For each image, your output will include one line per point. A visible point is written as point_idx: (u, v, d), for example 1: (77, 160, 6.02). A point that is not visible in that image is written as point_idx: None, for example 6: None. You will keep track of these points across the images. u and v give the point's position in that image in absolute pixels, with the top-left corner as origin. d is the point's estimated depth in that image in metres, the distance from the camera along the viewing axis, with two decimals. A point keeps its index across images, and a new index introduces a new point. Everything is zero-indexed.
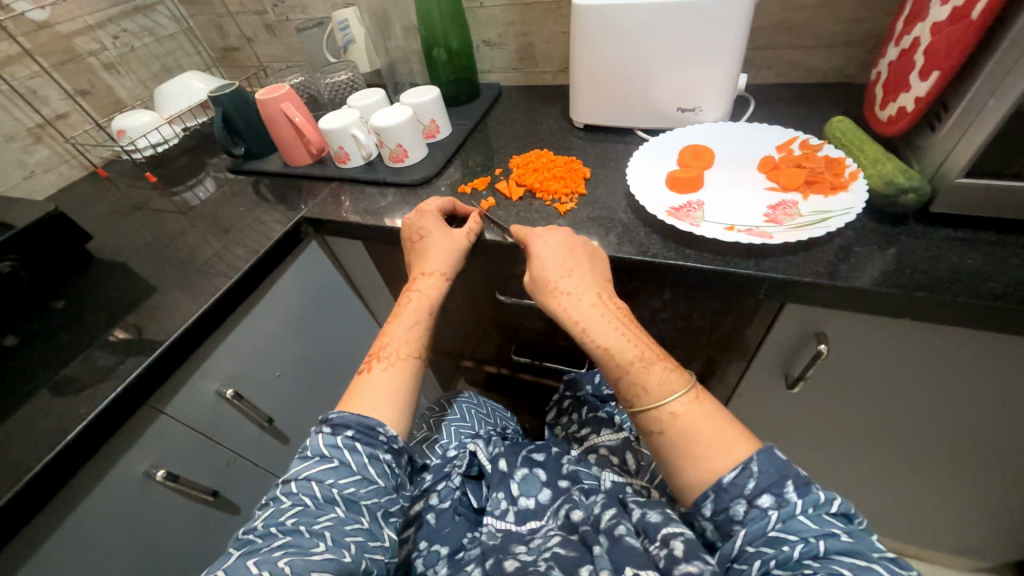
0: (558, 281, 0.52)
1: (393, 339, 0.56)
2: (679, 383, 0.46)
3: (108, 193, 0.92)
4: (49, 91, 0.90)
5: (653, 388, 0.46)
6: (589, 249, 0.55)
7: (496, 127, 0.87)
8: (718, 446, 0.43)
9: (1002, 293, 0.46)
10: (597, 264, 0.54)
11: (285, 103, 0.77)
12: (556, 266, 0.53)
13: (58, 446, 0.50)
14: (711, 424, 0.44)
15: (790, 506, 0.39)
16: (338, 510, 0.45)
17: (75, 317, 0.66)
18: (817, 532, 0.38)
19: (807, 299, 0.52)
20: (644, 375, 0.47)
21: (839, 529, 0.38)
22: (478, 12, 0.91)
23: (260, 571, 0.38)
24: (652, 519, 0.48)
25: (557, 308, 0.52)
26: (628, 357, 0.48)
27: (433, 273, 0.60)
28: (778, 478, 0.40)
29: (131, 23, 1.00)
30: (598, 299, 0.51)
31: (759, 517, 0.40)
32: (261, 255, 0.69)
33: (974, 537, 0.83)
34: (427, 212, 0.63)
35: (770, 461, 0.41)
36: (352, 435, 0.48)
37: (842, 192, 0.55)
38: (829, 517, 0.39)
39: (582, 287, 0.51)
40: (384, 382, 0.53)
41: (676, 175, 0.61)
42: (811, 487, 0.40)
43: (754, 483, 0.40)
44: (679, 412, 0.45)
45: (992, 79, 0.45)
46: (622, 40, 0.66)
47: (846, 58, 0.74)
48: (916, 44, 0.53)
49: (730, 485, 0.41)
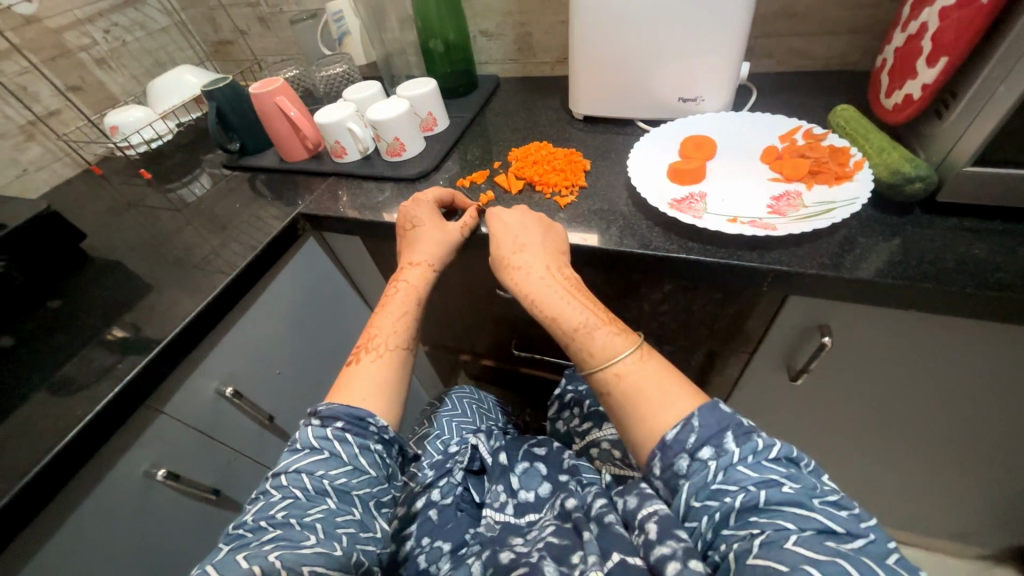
0: (511, 256, 0.55)
1: (381, 330, 0.55)
2: (625, 344, 0.47)
3: (102, 191, 0.91)
4: (40, 87, 0.89)
5: (598, 351, 0.47)
6: (544, 223, 0.57)
7: (494, 120, 0.85)
8: (660, 402, 0.43)
9: (1010, 283, 0.45)
10: (551, 237, 0.56)
11: (279, 97, 0.76)
12: (509, 243, 0.56)
13: (55, 447, 0.50)
14: (654, 381, 0.44)
15: (728, 456, 0.39)
16: (329, 501, 0.44)
17: (71, 316, 0.66)
18: (756, 481, 0.37)
19: (812, 291, 0.51)
20: (588, 339, 0.48)
21: (781, 476, 0.38)
22: (475, 2, 0.89)
23: (250, 566, 0.38)
24: (631, 505, 0.46)
25: (511, 283, 0.54)
26: (573, 323, 0.49)
27: (420, 263, 0.59)
28: (718, 430, 0.40)
29: (121, 17, 0.99)
30: (548, 270, 0.53)
31: (700, 470, 0.39)
32: (258, 252, 0.68)
33: (975, 525, 0.84)
34: (421, 202, 0.63)
35: (711, 414, 0.41)
36: (342, 426, 0.48)
37: (847, 182, 0.54)
38: (768, 464, 0.39)
39: (532, 260, 0.54)
40: (373, 374, 0.52)
41: (678, 167, 0.60)
42: (750, 435, 0.40)
43: (696, 437, 0.40)
44: (623, 372, 0.45)
45: (1002, 65, 0.44)
46: (622, 28, 0.65)
47: (850, 45, 0.73)
48: (923, 29, 0.52)
49: (673, 442, 0.41)
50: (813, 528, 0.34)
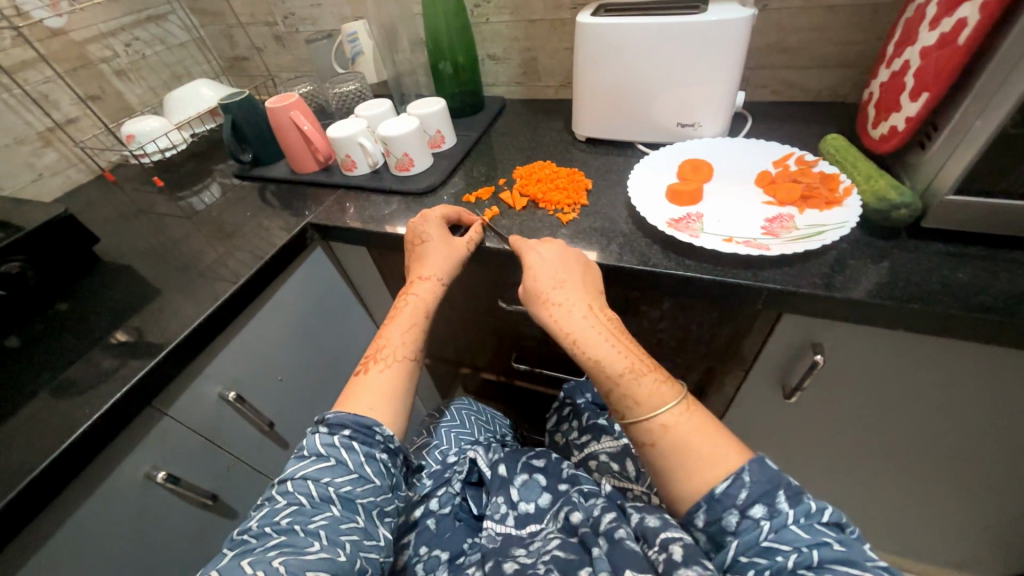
0: (550, 292, 0.53)
1: (390, 342, 0.56)
2: (671, 393, 0.47)
3: (114, 197, 0.93)
4: (61, 96, 0.92)
5: (644, 400, 0.46)
6: (582, 260, 0.57)
7: (500, 139, 0.89)
8: (710, 457, 0.43)
9: (992, 306, 0.47)
10: (589, 276, 0.56)
11: (294, 111, 0.79)
12: (549, 279, 0.54)
13: (61, 446, 0.50)
14: (703, 435, 0.44)
15: (782, 516, 0.39)
16: (333, 509, 0.45)
17: (80, 318, 0.67)
18: (810, 542, 0.38)
19: (804, 309, 0.53)
20: (634, 386, 0.47)
21: (832, 538, 0.38)
22: (484, 27, 0.93)
23: (254, 571, 0.38)
24: (650, 524, 0.47)
25: (549, 320, 0.53)
26: (619, 369, 0.48)
27: (429, 278, 0.61)
28: (769, 487, 0.41)
29: (143, 32, 1.03)
30: (590, 311, 0.52)
31: (751, 528, 0.40)
32: (267, 259, 0.69)
33: (969, 551, 0.84)
34: (430, 218, 0.65)
35: (762, 470, 0.41)
36: (349, 434, 0.49)
37: (837, 207, 0.57)
38: (821, 527, 0.39)
39: (573, 299, 0.52)
40: (381, 385, 0.53)
41: (677, 188, 0.62)
42: (802, 496, 0.40)
43: (746, 493, 0.41)
44: (670, 424, 0.45)
45: (978, 101, 0.47)
46: (624, 57, 0.69)
47: (839, 79, 0.77)
48: (906, 66, 0.56)
49: (722, 496, 0.41)
50: None
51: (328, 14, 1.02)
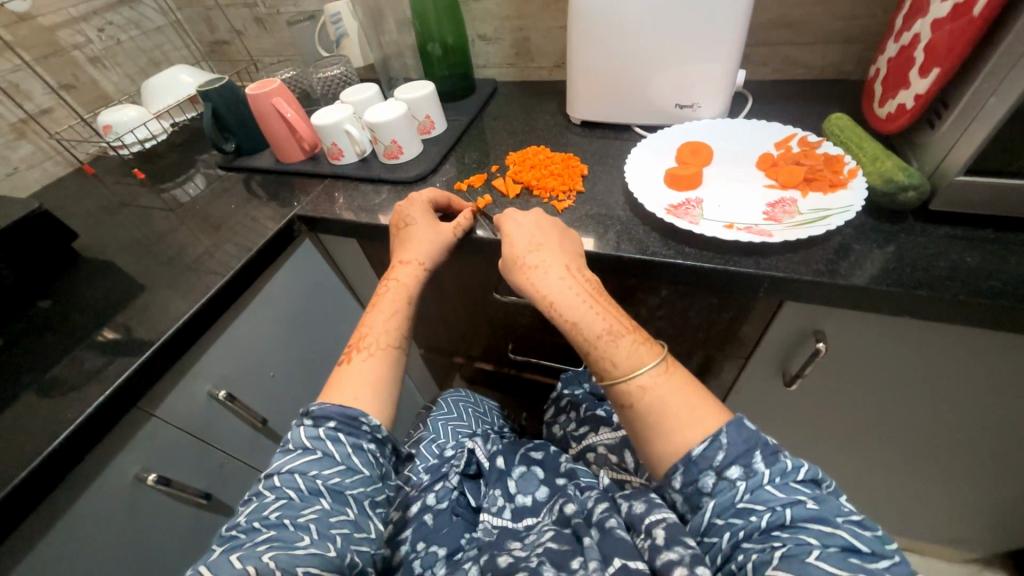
0: (526, 256, 0.53)
1: (373, 329, 0.55)
2: (649, 355, 0.46)
3: (94, 190, 0.90)
4: (32, 85, 0.88)
5: (621, 361, 0.45)
6: (560, 227, 0.56)
7: (492, 124, 0.86)
8: (687, 417, 0.42)
9: (1000, 290, 0.46)
10: (568, 241, 0.55)
11: (276, 98, 0.76)
12: (525, 242, 0.54)
13: (44, 452, 0.49)
14: (681, 395, 0.43)
15: (758, 476, 0.39)
16: (323, 501, 0.44)
17: (61, 318, 0.65)
18: (784, 501, 0.37)
19: (807, 297, 0.52)
20: (611, 348, 0.46)
21: (806, 495, 0.38)
22: (473, 6, 0.89)
23: (243, 566, 0.38)
24: (637, 510, 0.46)
25: (525, 284, 0.52)
26: (596, 330, 0.47)
27: (412, 261, 0.59)
28: (746, 448, 0.39)
29: (116, 16, 0.98)
30: (567, 272, 0.51)
31: (727, 489, 0.39)
32: (253, 253, 0.67)
33: (965, 530, 0.84)
34: (415, 201, 0.63)
35: (739, 431, 0.40)
36: (335, 426, 0.47)
37: (841, 190, 0.54)
38: (795, 485, 0.38)
39: (550, 260, 0.52)
40: (363, 372, 0.52)
41: (675, 173, 0.60)
42: (779, 455, 0.39)
43: (723, 455, 0.39)
44: (648, 384, 0.44)
45: (993, 76, 0.45)
46: (620, 36, 0.66)
47: (843, 55, 0.74)
48: (916, 40, 0.53)
49: (699, 458, 0.40)
50: (838, 546, 0.34)
51: None
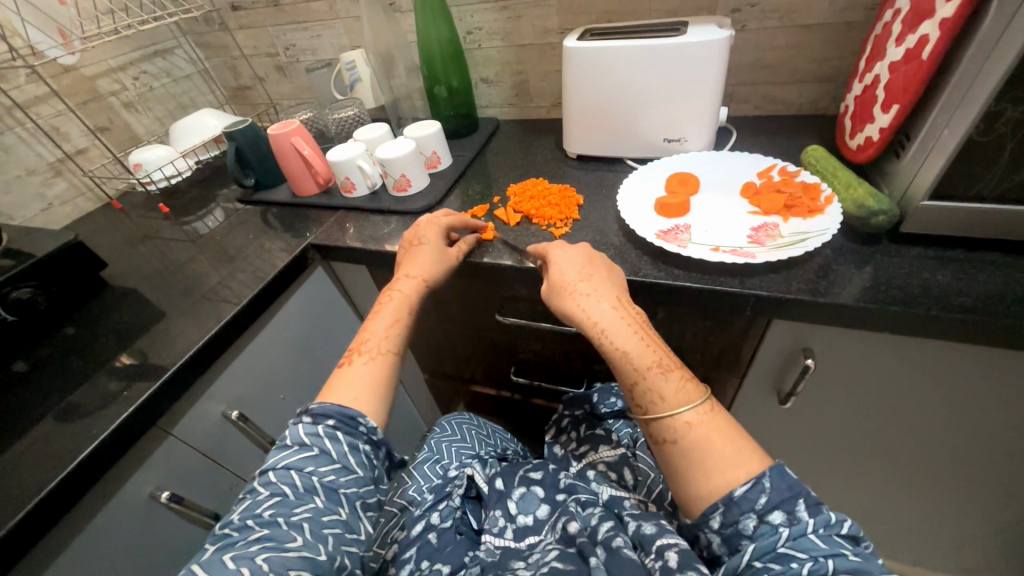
0: (577, 284, 0.54)
1: (374, 334, 0.57)
2: (695, 393, 0.47)
3: (121, 223, 0.96)
4: (71, 128, 0.95)
5: (669, 395, 0.46)
6: (605, 261, 0.58)
7: (494, 158, 0.92)
8: (733, 459, 0.43)
9: (972, 306, 0.48)
10: (613, 275, 0.56)
11: (295, 137, 0.82)
12: (576, 271, 0.55)
13: (69, 467, 0.51)
14: (725, 436, 0.44)
15: (801, 524, 0.39)
16: (317, 500, 0.46)
17: (87, 342, 0.68)
18: (826, 552, 0.37)
19: (792, 315, 0.55)
20: (659, 382, 0.47)
21: (848, 549, 0.38)
22: (476, 53, 0.97)
23: (236, 567, 0.39)
24: (647, 531, 0.49)
25: (574, 311, 0.52)
26: (645, 362, 0.48)
27: (415, 276, 0.63)
28: (789, 496, 0.40)
29: (150, 66, 1.07)
30: (616, 303, 0.52)
31: (769, 533, 0.40)
32: (269, 280, 0.71)
33: (978, 556, 0.83)
34: (435, 223, 0.67)
35: (782, 478, 0.41)
36: (333, 424, 0.49)
37: (819, 215, 0.58)
38: (839, 539, 0.39)
39: (601, 291, 0.53)
40: (364, 376, 0.54)
41: (664, 202, 0.65)
42: (821, 507, 0.40)
43: (766, 498, 0.40)
44: (694, 421, 0.45)
45: (945, 110, 0.49)
46: (610, 78, 0.72)
47: (819, 92, 0.80)
48: (877, 80, 0.59)
49: (741, 499, 0.41)
50: None
51: (328, 44, 1.07)
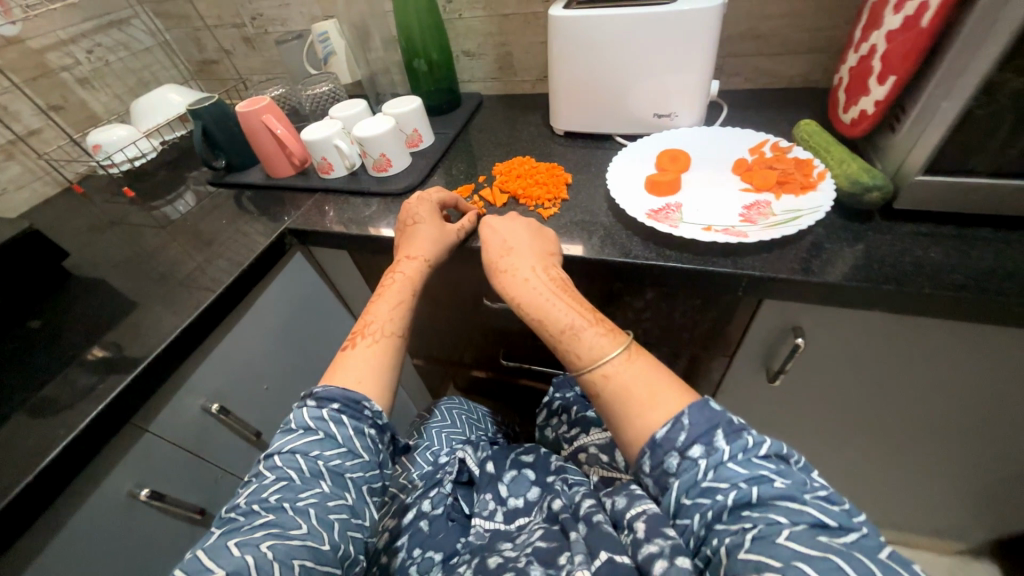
0: (500, 260, 0.56)
1: (377, 316, 0.56)
2: (613, 344, 0.47)
3: (84, 209, 0.90)
4: (21, 106, 0.88)
5: (585, 352, 0.48)
6: (532, 228, 0.59)
7: (478, 136, 0.88)
8: (648, 401, 0.43)
9: (962, 283, 0.48)
10: (540, 241, 0.58)
11: (266, 115, 0.77)
12: (497, 247, 0.58)
13: (36, 469, 0.49)
14: (642, 380, 0.45)
15: (719, 454, 0.39)
16: (323, 484, 0.45)
17: (52, 336, 0.65)
18: (747, 478, 0.37)
19: (784, 294, 0.54)
20: (575, 342, 0.49)
21: (771, 472, 0.38)
22: (457, 23, 0.92)
23: (242, 556, 0.38)
24: (620, 506, 0.48)
25: (500, 286, 0.55)
26: (561, 326, 0.50)
27: (416, 257, 0.60)
28: (707, 428, 0.40)
29: (104, 38, 0.99)
30: (535, 271, 0.54)
31: (691, 468, 0.39)
32: (245, 268, 0.68)
33: (951, 519, 0.86)
34: (426, 200, 0.64)
35: (698, 411, 0.41)
36: (338, 408, 0.48)
37: (812, 191, 0.57)
38: (759, 460, 0.38)
39: (518, 262, 0.55)
40: (366, 358, 0.52)
41: (655, 179, 0.63)
42: (740, 433, 0.40)
43: (686, 435, 0.40)
44: (610, 372, 0.46)
45: (943, 83, 0.48)
46: (598, 49, 0.69)
47: (811, 64, 0.78)
48: (873, 50, 0.57)
49: (663, 440, 0.41)
50: (806, 522, 0.34)
51: (298, 14, 1.00)
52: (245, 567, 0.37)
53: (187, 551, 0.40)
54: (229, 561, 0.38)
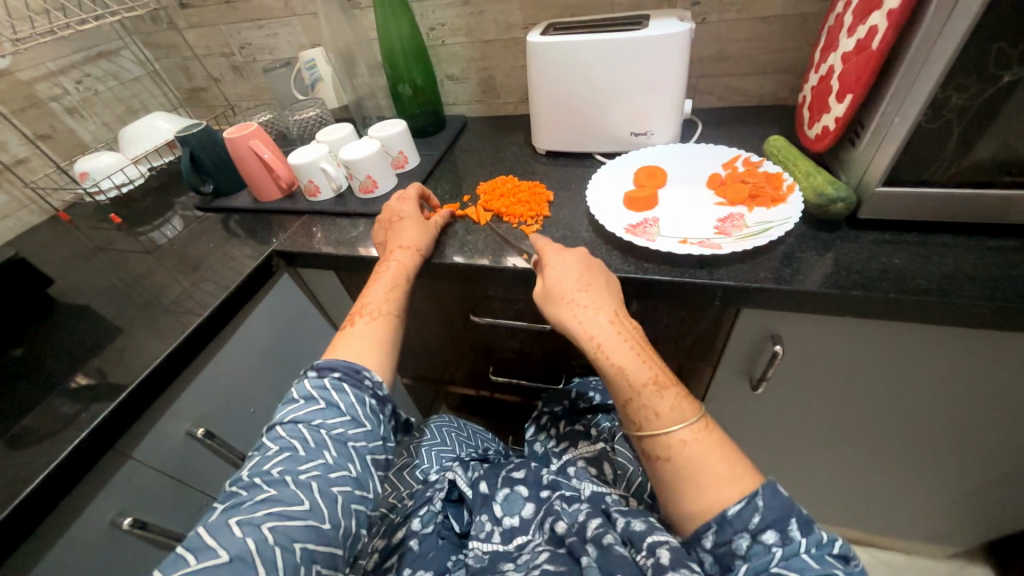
0: (575, 294, 0.52)
1: (374, 298, 0.57)
2: (690, 411, 0.47)
3: (70, 236, 0.91)
4: (9, 137, 0.89)
5: (665, 413, 0.46)
6: (603, 270, 0.56)
7: (463, 156, 0.90)
8: (727, 477, 0.43)
9: (926, 288, 0.50)
10: (612, 284, 0.55)
11: (253, 140, 0.79)
12: (575, 281, 0.53)
13: (16, 499, 0.48)
14: (721, 455, 0.44)
15: (795, 544, 0.39)
16: (326, 454, 0.45)
17: (35, 363, 0.64)
18: (821, 572, 0.37)
19: (761, 303, 0.55)
20: (655, 399, 0.47)
21: (841, 570, 0.38)
22: (440, 49, 0.95)
23: (243, 536, 0.38)
24: (637, 528, 0.49)
25: (568, 322, 0.52)
26: (641, 378, 0.48)
27: (407, 247, 0.62)
28: (782, 514, 0.40)
29: (94, 68, 1.01)
30: (615, 317, 0.51)
31: (762, 553, 0.39)
32: (232, 290, 0.68)
33: (942, 524, 0.87)
34: (407, 201, 0.68)
35: (775, 496, 0.41)
36: (339, 376, 0.49)
37: (782, 204, 0.60)
38: (830, 559, 0.39)
39: (600, 304, 0.51)
40: (366, 335, 0.53)
41: (632, 196, 0.65)
42: (814, 526, 0.40)
43: (759, 517, 0.40)
44: (688, 440, 0.45)
45: (895, 100, 0.51)
46: (574, 73, 0.71)
47: (779, 83, 0.81)
48: (831, 71, 0.60)
49: (734, 518, 0.41)
50: None
51: (285, 42, 1.03)
52: (247, 550, 0.38)
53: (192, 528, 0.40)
54: (231, 542, 0.38)
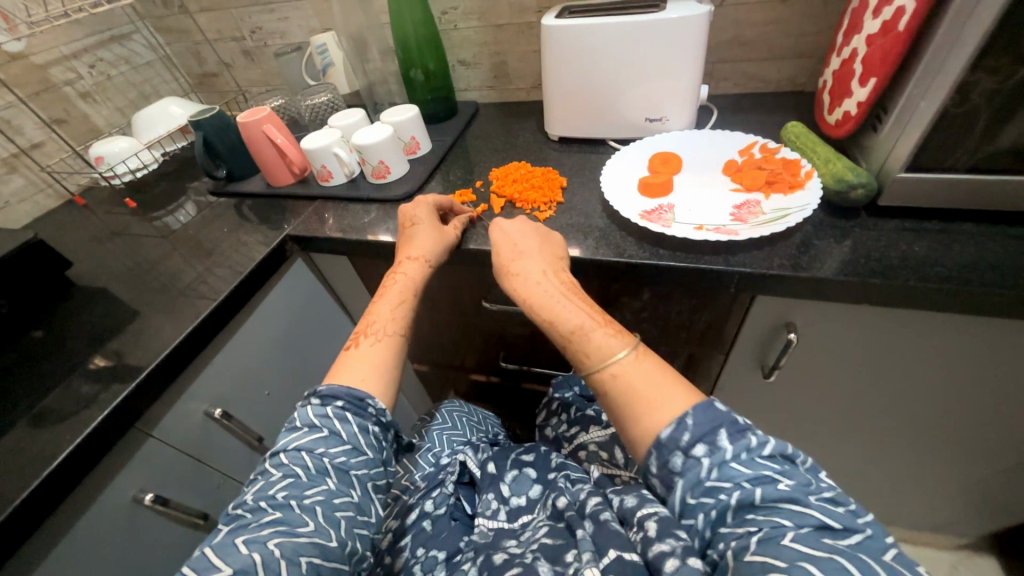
0: (511, 263, 0.56)
1: (379, 317, 0.57)
2: (622, 344, 0.47)
3: (86, 221, 0.91)
4: (25, 120, 0.90)
5: (596, 352, 0.47)
6: (543, 235, 0.59)
7: (475, 143, 0.90)
8: (654, 401, 0.42)
9: (946, 275, 0.50)
10: (550, 247, 0.58)
11: (266, 125, 0.79)
12: (509, 252, 0.58)
13: (43, 473, 0.49)
14: (652, 380, 0.44)
15: (722, 452, 0.38)
16: (329, 481, 0.45)
17: (55, 344, 0.65)
18: (749, 478, 0.37)
19: (776, 290, 0.55)
20: (586, 342, 0.48)
21: (774, 474, 0.37)
22: (452, 34, 0.94)
23: (250, 553, 0.39)
24: (628, 504, 0.47)
25: (511, 289, 0.55)
26: (571, 326, 0.49)
27: (417, 257, 0.61)
28: (711, 426, 0.39)
29: (107, 52, 1.01)
30: (546, 275, 0.54)
31: (694, 466, 0.38)
32: (245, 275, 0.69)
33: (950, 515, 0.87)
34: (421, 204, 0.66)
35: (704, 411, 0.40)
36: (342, 405, 0.49)
37: (800, 190, 0.59)
38: (762, 461, 0.38)
39: (531, 266, 0.55)
40: (371, 358, 0.54)
41: (648, 181, 0.64)
42: (745, 432, 0.39)
43: (689, 434, 0.39)
44: (620, 372, 0.45)
45: (921, 83, 0.50)
46: (590, 58, 0.71)
47: (797, 69, 0.80)
48: (854, 54, 0.59)
49: (667, 439, 0.40)
50: (810, 526, 0.34)
51: (296, 26, 1.02)
52: (252, 564, 0.38)
53: (195, 548, 0.40)
54: (237, 559, 0.38)
